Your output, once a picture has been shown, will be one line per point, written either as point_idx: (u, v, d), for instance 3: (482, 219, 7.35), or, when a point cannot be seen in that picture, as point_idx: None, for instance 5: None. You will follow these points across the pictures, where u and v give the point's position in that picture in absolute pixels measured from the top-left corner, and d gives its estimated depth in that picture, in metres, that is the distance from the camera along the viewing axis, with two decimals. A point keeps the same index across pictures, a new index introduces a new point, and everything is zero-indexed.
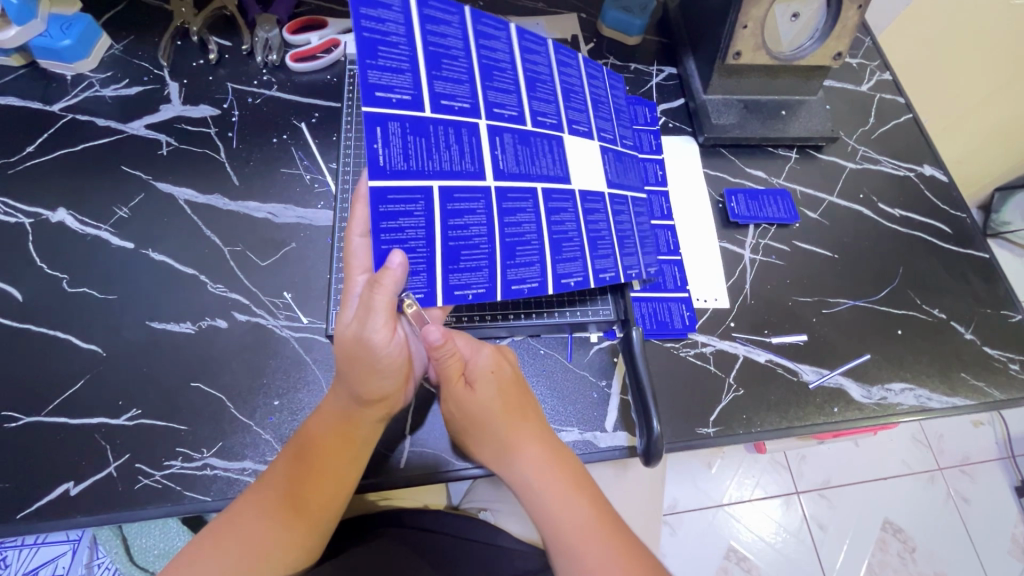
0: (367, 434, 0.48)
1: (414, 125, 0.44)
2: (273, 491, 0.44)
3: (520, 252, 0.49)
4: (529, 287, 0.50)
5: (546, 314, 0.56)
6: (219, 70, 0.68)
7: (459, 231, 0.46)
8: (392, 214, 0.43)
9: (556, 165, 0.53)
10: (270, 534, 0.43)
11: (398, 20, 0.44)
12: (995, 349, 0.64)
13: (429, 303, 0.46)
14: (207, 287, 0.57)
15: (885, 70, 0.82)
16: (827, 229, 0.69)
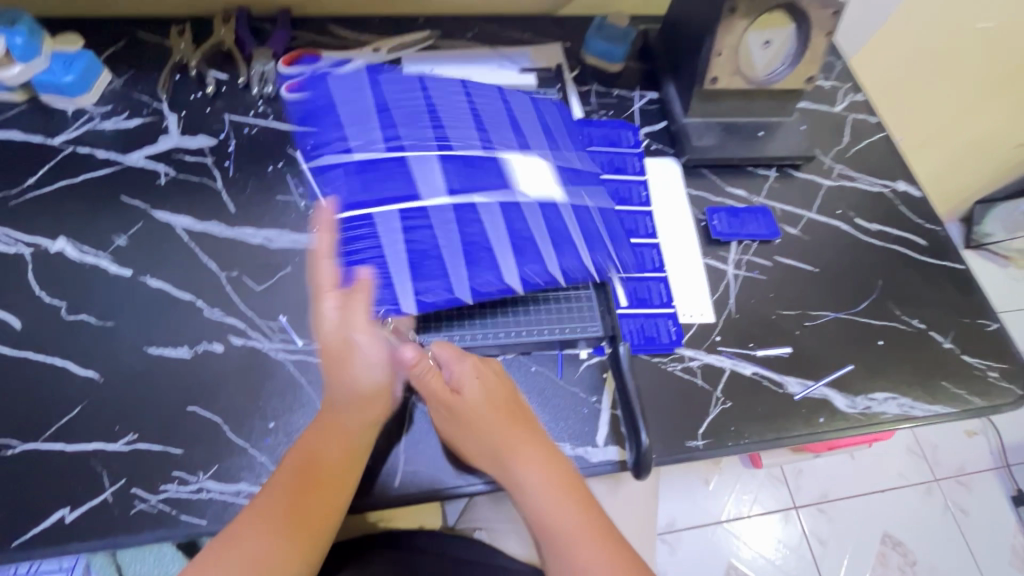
0: (362, 442, 0.50)
1: (376, 170, 0.61)
2: (270, 511, 0.45)
3: (472, 252, 0.58)
4: (496, 288, 0.57)
5: (536, 332, 0.58)
6: (217, 102, 0.71)
7: (413, 242, 0.57)
8: (353, 237, 0.57)
9: (498, 178, 0.63)
10: (273, 546, 0.44)
11: (361, 92, 0.65)
12: (974, 357, 0.66)
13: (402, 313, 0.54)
14: (204, 312, 0.58)
15: (857, 91, 0.86)
16: (807, 244, 0.71)
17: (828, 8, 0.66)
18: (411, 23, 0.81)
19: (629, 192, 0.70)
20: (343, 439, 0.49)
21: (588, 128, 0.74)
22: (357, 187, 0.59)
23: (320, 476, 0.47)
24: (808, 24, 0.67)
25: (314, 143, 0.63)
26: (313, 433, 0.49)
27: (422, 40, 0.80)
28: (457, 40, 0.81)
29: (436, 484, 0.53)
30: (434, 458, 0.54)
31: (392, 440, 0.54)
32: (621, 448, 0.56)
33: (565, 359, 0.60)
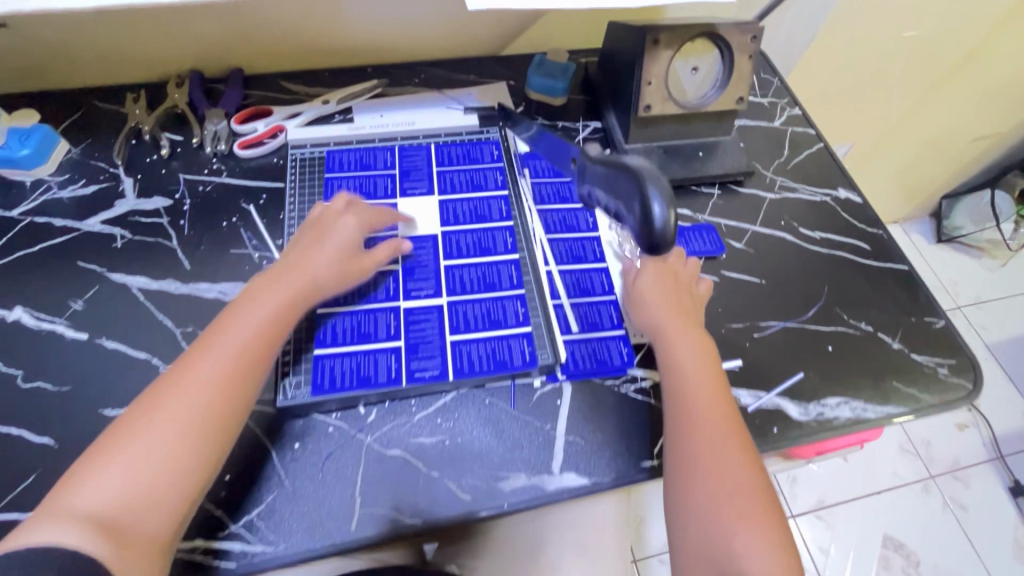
0: (269, 322, 0.54)
1: (424, 311, 0.63)
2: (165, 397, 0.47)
3: (455, 330, 0.62)
4: (475, 349, 0.61)
5: (485, 366, 0.60)
6: (172, 162, 0.73)
7: (416, 330, 0.61)
8: (359, 330, 0.61)
9: (488, 243, 0.68)
10: (171, 419, 0.46)
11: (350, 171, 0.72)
12: (922, 355, 0.67)
13: (395, 381, 0.58)
14: (160, 369, 0.59)
15: (794, 105, 0.89)
16: (752, 257, 0.73)
17: (747, 33, 0.69)
18: (360, 74, 0.85)
19: (575, 220, 0.72)
20: (245, 336, 0.52)
21: (534, 160, 0.76)
22: (437, 351, 0.60)
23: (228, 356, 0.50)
24: (729, 49, 0.70)
25: (350, 331, 0.61)
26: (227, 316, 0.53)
27: (369, 88, 0.82)
28: (405, 85, 0.84)
29: (393, 525, 0.53)
30: (394, 498, 0.54)
31: (349, 483, 0.54)
32: (578, 473, 0.56)
33: (519, 388, 0.61)
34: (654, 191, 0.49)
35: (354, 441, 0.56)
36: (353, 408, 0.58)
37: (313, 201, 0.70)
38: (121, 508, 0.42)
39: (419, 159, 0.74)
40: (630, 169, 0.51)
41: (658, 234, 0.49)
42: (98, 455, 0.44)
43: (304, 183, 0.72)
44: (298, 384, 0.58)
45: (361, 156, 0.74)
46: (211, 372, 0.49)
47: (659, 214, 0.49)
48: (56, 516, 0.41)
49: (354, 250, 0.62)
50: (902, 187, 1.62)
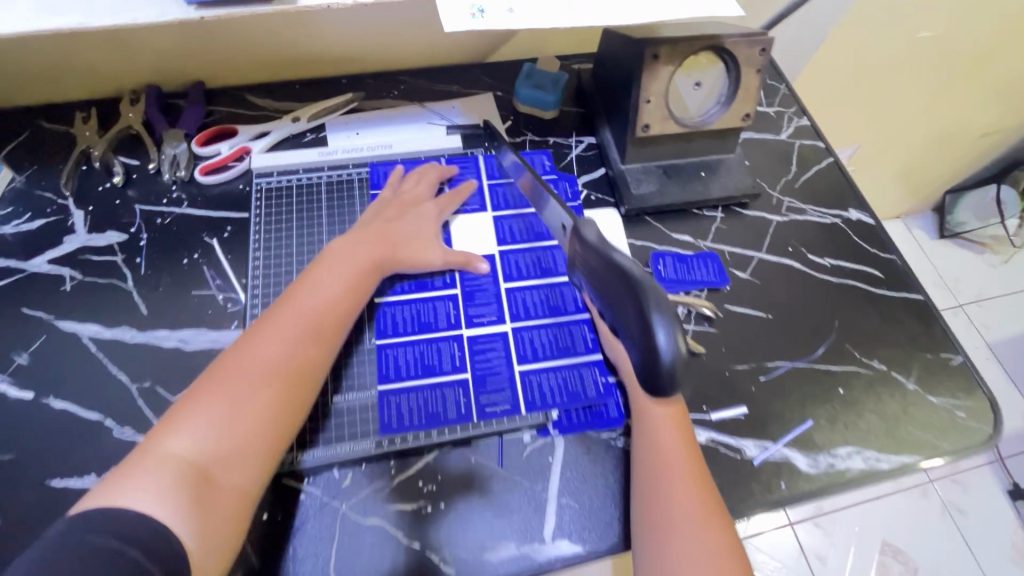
0: (351, 289, 0.57)
1: (489, 338, 0.60)
2: (258, 352, 0.51)
3: (490, 380, 0.58)
4: (545, 381, 0.58)
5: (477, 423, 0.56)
6: (127, 191, 0.67)
7: (483, 361, 0.59)
8: (422, 362, 0.59)
9: (548, 264, 0.65)
10: (263, 375, 0.50)
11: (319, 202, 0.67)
12: (939, 397, 0.63)
13: (466, 417, 0.56)
14: (113, 432, 0.54)
15: (802, 115, 0.83)
16: (758, 289, 0.68)
17: (756, 46, 0.63)
18: (333, 85, 0.78)
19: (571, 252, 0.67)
20: (319, 310, 0.55)
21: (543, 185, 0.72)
22: (507, 384, 0.58)
23: (314, 322, 0.54)
24: (736, 64, 0.64)
25: (414, 363, 0.58)
26: (315, 279, 0.57)
27: (345, 102, 0.76)
28: (382, 98, 0.78)
29: None
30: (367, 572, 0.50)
31: (322, 558, 0.50)
32: (572, 541, 0.52)
33: (506, 445, 0.56)
34: (659, 321, 0.41)
35: (327, 509, 0.52)
36: (326, 472, 0.53)
37: (286, 234, 0.64)
38: (214, 459, 0.45)
39: (470, 172, 0.71)
40: (632, 283, 0.43)
41: (664, 371, 0.42)
42: (186, 409, 0.47)
43: (344, 202, 0.67)
44: (358, 423, 0.55)
45: (332, 185, 0.68)
46: (289, 343, 0.52)
47: (665, 349, 0.41)
48: (147, 462, 0.44)
49: (421, 240, 0.63)
50: (908, 182, 1.56)
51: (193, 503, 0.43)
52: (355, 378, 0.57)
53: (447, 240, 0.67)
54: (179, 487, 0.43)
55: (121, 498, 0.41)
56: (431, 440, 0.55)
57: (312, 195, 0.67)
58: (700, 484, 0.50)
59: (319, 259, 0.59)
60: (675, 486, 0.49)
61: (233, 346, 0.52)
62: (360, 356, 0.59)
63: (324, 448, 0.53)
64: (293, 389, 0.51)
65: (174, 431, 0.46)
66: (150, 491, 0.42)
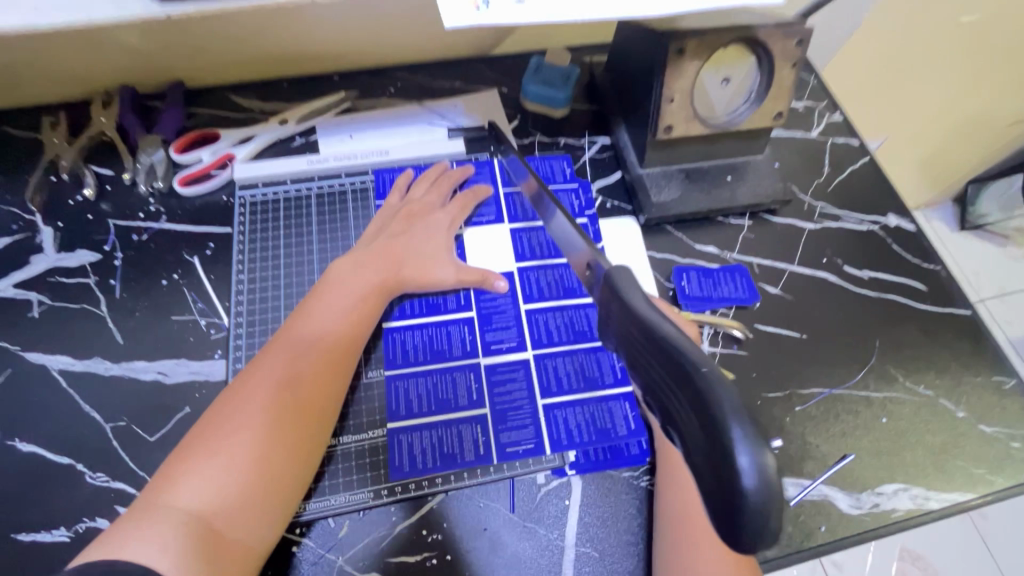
0: (359, 310, 0.52)
1: (509, 367, 0.55)
2: (260, 387, 0.46)
3: (511, 416, 0.53)
4: (572, 417, 0.53)
5: (494, 467, 0.51)
6: (100, 204, 0.61)
7: (503, 394, 0.54)
8: (439, 397, 0.53)
9: (570, 282, 0.59)
10: (268, 412, 0.45)
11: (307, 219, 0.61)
12: (991, 426, 0.57)
13: (485, 460, 0.51)
14: (85, 478, 0.49)
15: (834, 110, 0.76)
16: (790, 306, 0.62)
17: (792, 38, 0.56)
18: (324, 83, 0.72)
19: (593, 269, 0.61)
20: (323, 337, 0.50)
21: (559, 192, 0.66)
22: (530, 420, 0.53)
23: (319, 349, 0.49)
24: (769, 57, 0.57)
25: (427, 397, 0.53)
26: (319, 302, 0.52)
27: (337, 101, 0.70)
28: (377, 97, 0.71)
29: None
30: None
31: None
32: None
33: (518, 489, 0.51)
34: (736, 434, 0.24)
35: (323, 563, 0.47)
36: (322, 524, 0.48)
37: (273, 253, 0.59)
38: (220, 508, 0.41)
39: (483, 177, 0.64)
40: (679, 362, 0.27)
41: (750, 524, 0.24)
42: (188, 454, 0.43)
43: (344, 216, 0.61)
44: (366, 467, 0.50)
45: (325, 197, 0.62)
46: (293, 375, 0.47)
47: (753, 487, 0.24)
48: (147, 514, 0.40)
49: (430, 255, 0.57)
50: (931, 175, 1.43)
51: (200, 558, 0.38)
52: (360, 419, 0.52)
53: (460, 254, 0.60)
54: (185, 542, 0.38)
55: (121, 554, 0.37)
56: (449, 484, 0.50)
57: (306, 208, 0.61)
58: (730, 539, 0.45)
59: (324, 280, 0.54)
60: (703, 540, 0.45)
61: (235, 380, 0.48)
62: (366, 386, 0.53)
63: (319, 498, 0.49)
64: (303, 427, 0.46)
65: (175, 479, 0.41)
66: (152, 548, 0.37)
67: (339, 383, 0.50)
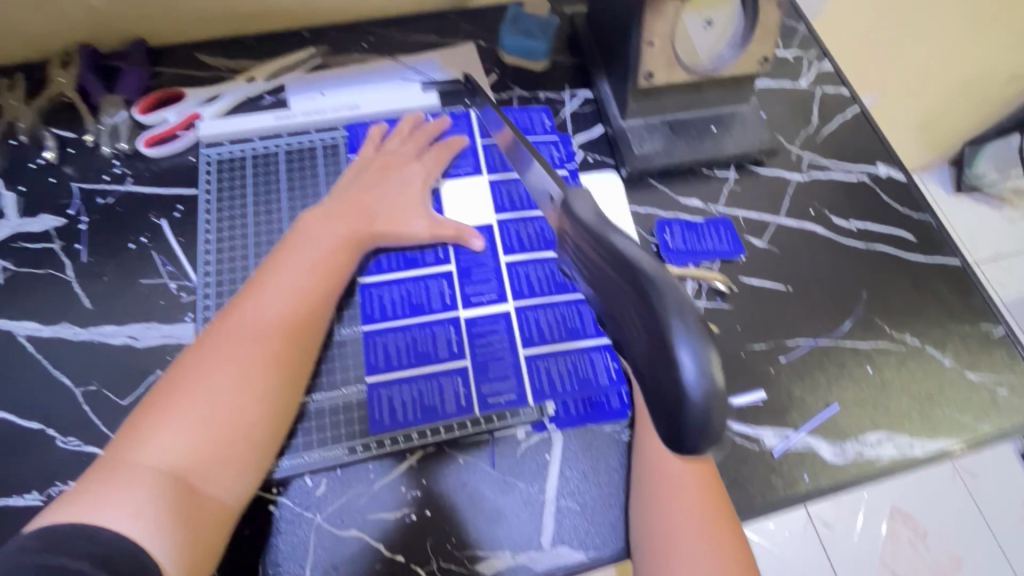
0: (331, 268, 0.51)
1: (489, 320, 0.54)
2: (226, 344, 0.45)
3: (492, 367, 0.52)
4: (555, 367, 0.52)
5: (476, 419, 0.50)
6: (63, 168, 0.59)
7: (484, 346, 0.53)
8: (419, 350, 0.52)
9: (550, 234, 0.58)
10: (236, 369, 0.44)
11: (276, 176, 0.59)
12: (978, 374, 0.57)
13: (466, 411, 0.50)
14: (56, 442, 0.48)
15: (823, 59, 0.74)
16: (777, 258, 0.61)
17: None
18: (295, 40, 0.69)
19: None
20: (291, 294, 0.48)
21: (539, 143, 0.64)
22: (512, 371, 0.52)
23: (289, 306, 0.48)
24: None
25: (406, 350, 0.52)
26: (289, 257, 0.50)
27: (308, 58, 0.67)
28: (349, 53, 0.68)
29: None
30: None
31: None
32: (573, 548, 0.47)
33: (499, 445, 0.50)
34: (679, 334, 0.26)
35: (300, 519, 0.46)
36: (297, 482, 0.48)
37: (241, 212, 0.57)
38: (192, 467, 0.40)
39: (460, 129, 0.63)
40: (631, 269, 0.28)
41: (691, 421, 0.26)
42: (155, 413, 0.41)
43: (316, 171, 0.59)
44: (343, 423, 0.49)
45: (297, 153, 0.60)
46: (260, 332, 0.46)
47: (696, 381, 0.25)
48: (114, 474, 0.38)
49: (403, 210, 0.55)
50: (926, 135, 1.37)
51: (177, 516, 0.38)
52: (334, 375, 0.51)
53: (438, 209, 0.58)
54: (158, 501, 0.38)
55: (92, 516, 0.36)
56: (430, 437, 0.49)
57: (276, 165, 0.59)
58: (711, 493, 0.45)
59: (292, 234, 0.52)
60: (682, 495, 0.44)
61: (202, 338, 0.46)
62: (341, 342, 0.52)
63: (293, 454, 0.48)
64: (276, 382, 0.45)
65: (143, 437, 0.40)
66: (125, 511, 0.36)
67: (309, 341, 0.48)
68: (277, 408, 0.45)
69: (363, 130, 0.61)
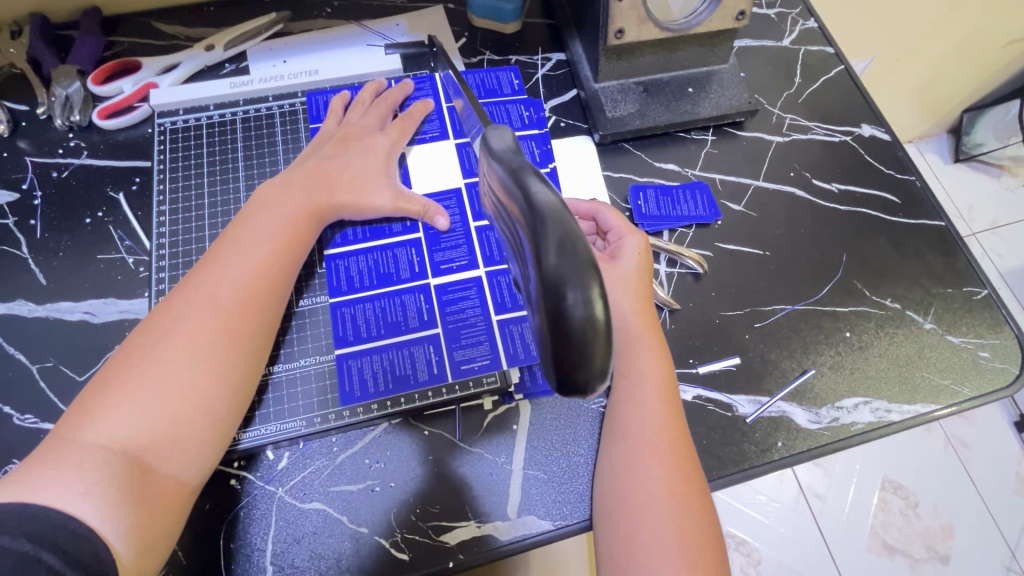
0: (291, 240, 0.48)
1: (461, 286, 0.52)
2: (179, 317, 0.42)
3: (465, 334, 0.50)
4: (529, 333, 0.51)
5: (447, 388, 0.49)
6: (17, 142, 0.57)
7: (456, 313, 0.51)
8: (388, 320, 0.50)
9: None
10: (187, 343, 0.41)
11: (236, 147, 0.57)
12: (960, 336, 0.55)
13: (438, 379, 0.49)
14: (13, 420, 0.47)
15: (808, 17, 0.71)
16: (755, 223, 0.59)
17: None
18: (254, 5, 0.66)
19: None
20: (249, 265, 0.46)
21: (508, 104, 0.61)
22: (484, 336, 0.50)
23: (248, 277, 0.45)
24: None
25: (376, 321, 0.50)
26: (248, 227, 0.47)
27: (268, 24, 0.64)
28: (312, 19, 0.65)
29: None
30: (310, 558, 0.44)
31: (257, 553, 0.44)
32: (540, 517, 0.46)
33: (464, 415, 0.49)
34: (563, 269, 0.28)
35: (262, 494, 0.46)
36: (259, 455, 0.47)
37: (198, 185, 0.55)
38: (142, 446, 0.38)
39: (424, 93, 0.60)
40: (533, 215, 0.30)
41: (575, 346, 0.28)
42: (105, 389, 0.39)
43: (274, 140, 0.58)
44: (300, 394, 0.48)
45: (259, 122, 0.58)
46: (216, 305, 0.43)
47: (578, 316, 0.28)
48: (61, 452, 0.36)
49: (366, 179, 0.53)
50: (924, 102, 1.33)
51: (128, 495, 0.36)
52: (299, 348, 0.50)
53: (405, 176, 0.57)
54: (105, 481, 0.35)
55: (36, 495, 0.34)
56: (402, 406, 0.48)
57: (232, 134, 0.58)
58: (680, 460, 0.43)
59: (251, 205, 0.50)
60: (649, 456, 0.43)
61: (156, 311, 0.43)
62: (301, 315, 0.51)
63: (257, 428, 0.47)
64: (235, 358, 0.43)
65: (91, 415, 0.38)
66: (75, 490, 0.34)
67: (270, 315, 0.46)
68: (236, 387, 0.43)
69: (324, 97, 0.59)
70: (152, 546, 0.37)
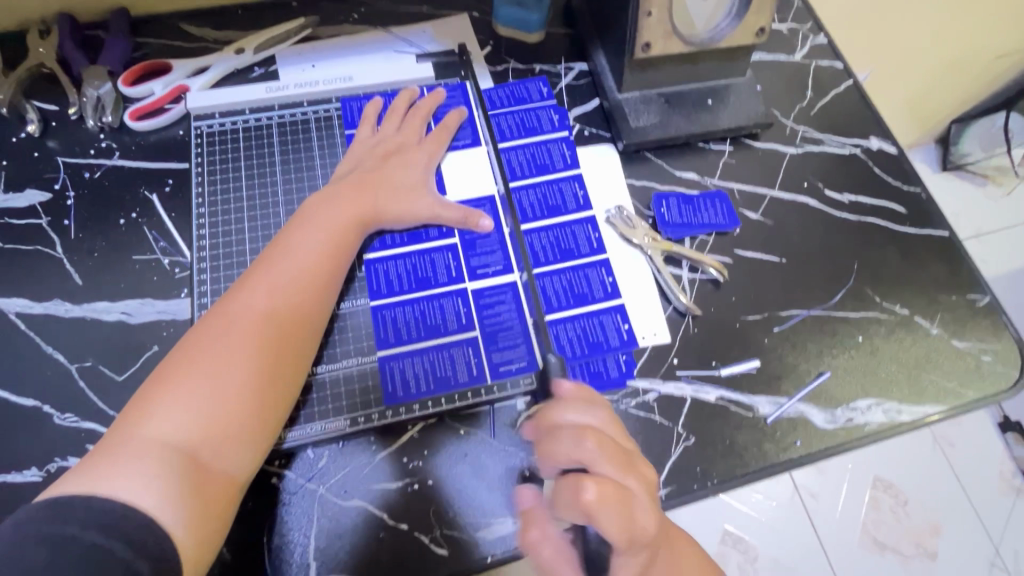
0: (337, 248, 0.50)
1: (496, 291, 0.54)
2: (234, 319, 0.43)
3: (502, 337, 0.52)
4: (564, 336, 0.53)
5: (485, 389, 0.50)
6: (48, 142, 0.58)
7: (492, 317, 0.52)
8: (428, 322, 0.52)
9: (548, 207, 0.58)
10: (242, 345, 0.42)
11: (272, 152, 0.58)
12: (964, 341, 0.58)
13: (478, 381, 0.50)
14: (53, 419, 0.48)
15: (818, 33, 0.74)
16: (771, 231, 0.61)
17: None
18: (282, 10, 0.66)
19: (562, 194, 0.59)
20: (299, 271, 0.47)
21: (537, 114, 0.62)
22: (520, 340, 0.52)
23: (297, 281, 0.46)
24: None
25: (415, 324, 0.52)
26: (298, 234, 0.49)
27: (297, 29, 0.65)
28: (340, 24, 0.66)
29: None
30: (351, 555, 0.45)
31: (299, 549, 0.45)
32: None
33: (499, 415, 0.50)
34: None
35: (303, 492, 0.47)
36: (300, 453, 0.48)
37: (234, 189, 0.56)
38: (199, 443, 0.39)
39: (457, 103, 0.62)
40: None
41: None
42: (164, 387, 0.40)
43: (310, 145, 0.59)
44: (343, 394, 0.49)
45: (293, 126, 0.59)
46: (269, 308, 0.44)
47: None
48: (121, 447, 0.37)
49: (405, 189, 0.55)
50: (916, 113, 1.37)
51: (187, 490, 0.37)
52: (340, 351, 0.51)
53: (439, 185, 0.58)
54: (165, 475, 0.36)
55: (101, 486, 0.35)
56: (443, 406, 0.49)
57: (268, 138, 0.59)
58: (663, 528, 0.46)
59: (298, 214, 0.51)
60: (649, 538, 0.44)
61: (210, 314, 0.44)
62: (342, 318, 0.52)
63: (300, 427, 0.48)
64: (286, 360, 0.44)
65: (148, 411, 0.39)
66: (136, 482, 0.35)
67: (317, 319, 0.47)
68: (287, 388, 0.44)
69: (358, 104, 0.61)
70: (208, 543, 0.38)
